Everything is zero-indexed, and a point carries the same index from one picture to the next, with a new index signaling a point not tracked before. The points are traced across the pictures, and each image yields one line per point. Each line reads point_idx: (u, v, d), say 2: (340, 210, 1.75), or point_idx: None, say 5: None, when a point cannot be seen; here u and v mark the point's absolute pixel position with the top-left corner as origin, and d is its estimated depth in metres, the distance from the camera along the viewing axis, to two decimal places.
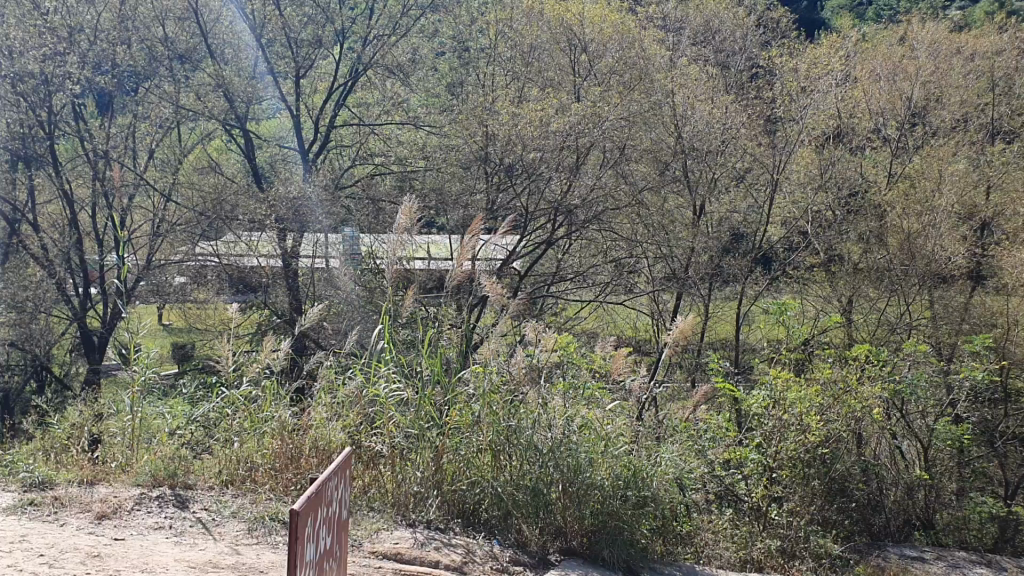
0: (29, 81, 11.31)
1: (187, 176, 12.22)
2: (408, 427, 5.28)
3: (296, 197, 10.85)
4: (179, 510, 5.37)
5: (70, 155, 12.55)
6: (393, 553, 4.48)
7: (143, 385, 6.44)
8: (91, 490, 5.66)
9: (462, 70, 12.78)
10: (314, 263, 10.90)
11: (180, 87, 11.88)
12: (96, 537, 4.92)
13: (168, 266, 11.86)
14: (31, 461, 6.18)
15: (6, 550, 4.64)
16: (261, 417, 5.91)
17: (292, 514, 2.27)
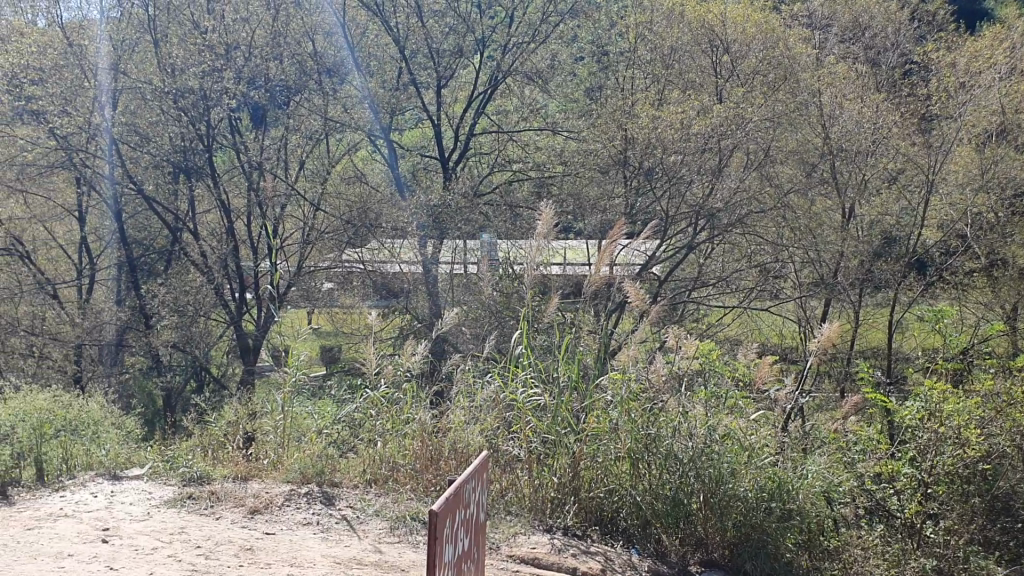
0: (188, 97, 11.91)
1: (335, 185, 12.64)
2: (545, 432, 5.28)
3: (436, 204, 11.20)
4: (326, 506, 5.55)
5: (227, 166, 13.27)
6: (531, 557, 4.51)
7: (294, 385, 6.76)
8: (244, 486, 5.94)
9: (602, 75, 12.65)
10: (453, 268, 11.07)
11: (328, 100, 12.59)
12: (249, 531, 5.16)
13: (317, 272, 12.43)
14: (190, 456, 6.51)
15: (168, 542, 4.95)
16: (403, 419, 5.99)
17: (431, 514, 2.28)
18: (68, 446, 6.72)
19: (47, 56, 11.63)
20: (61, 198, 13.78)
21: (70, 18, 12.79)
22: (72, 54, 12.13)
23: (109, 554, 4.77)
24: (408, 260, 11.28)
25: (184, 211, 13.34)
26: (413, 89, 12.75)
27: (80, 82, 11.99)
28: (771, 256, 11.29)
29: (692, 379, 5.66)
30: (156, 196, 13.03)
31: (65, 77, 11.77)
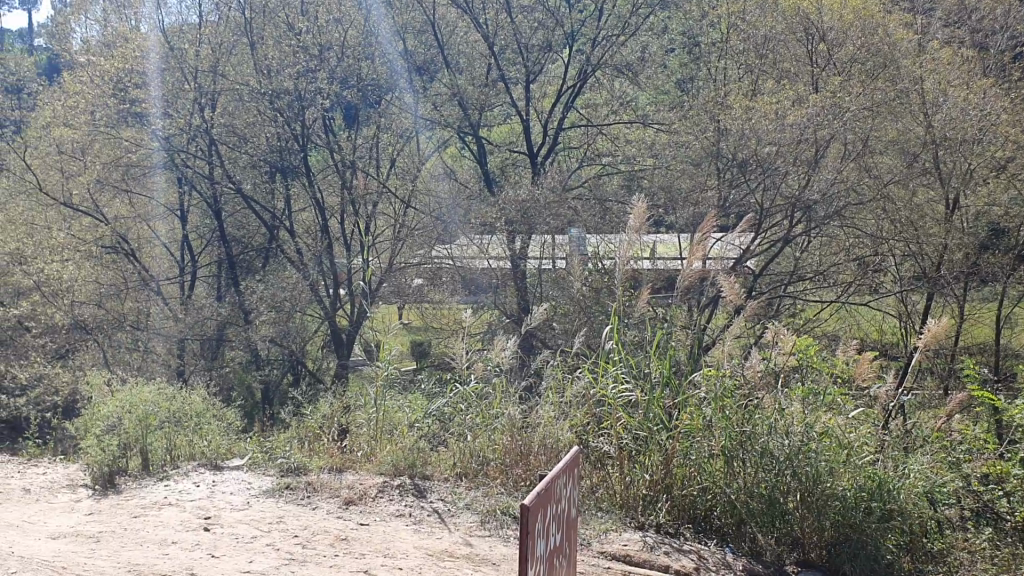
0: (284, 98, 12.18)
1: (426, 183, 12.75)
2: (637, 429, 5.22)
3: (524, 200, 11.01)
4: (418, 499, 5.63)
5: (322, 165, 13.46)
6: (623, 555, 4.50)
7: (386, 379, 6.96)
8: (339, 477, 6.06)
9: (693, 65, 12.41)
10: (542, 264, 11.03)
11: (418, 98, 12.89)
12: (344, 521, 5.28)
13: (407, 270, 12.33)
14: (287, 447, 6.68)
15: (266, 531, 5.11)
16: (493, 413, 6.01)
17: (522, 510, 2.27)
18: (172, 437, 6.95)
19: (149, 60, 12.57)
20: (165, 198, 14.25)
21: (172, 22, 13.24)
22: (174, 58, 12.63)
23: (211, 542, 4.95)
24: (497, 257, 11.33)
25: (280, 209, 13.60)
26: (502, 85, 12.74)
27: (181, 85, 12.68)
28: (870, 249, 10.87)
29: (788, 377, 5.51)
30: (253, 195, 13.29)
31: (167, 81, 12.63)
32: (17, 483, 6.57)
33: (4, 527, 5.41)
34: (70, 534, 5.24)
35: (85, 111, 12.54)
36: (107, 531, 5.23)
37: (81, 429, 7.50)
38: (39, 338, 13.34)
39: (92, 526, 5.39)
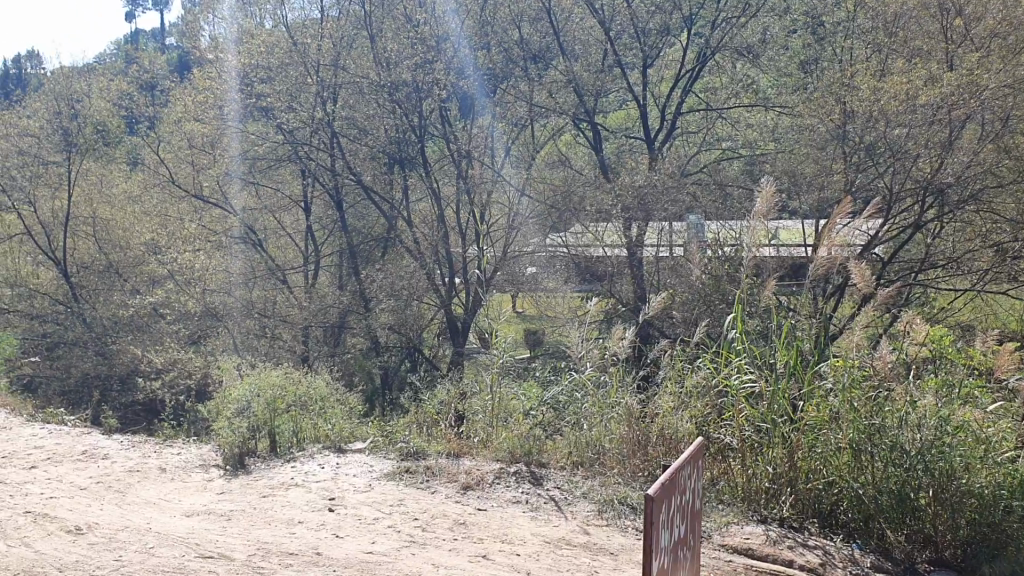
0: (403, 89, 12.22)
1: (540, 171, 12.82)
2: (760, 420, 5.11)
3: (642, 185, 10.90)
4: (535, 486, 5.66)
5: (438, 156, 13.43)
6: (745, 548, 4.45)
7: (501, 367, 7.05)
8: (457, 462, 6.14)
9: (818, 46, 11.87)
10: (660, 251, 10.91)
11: (534, 85, 12.63)
12: (463, 505, 5.37)
13: (522, 256, 12.53)
14: (407, 433, 6.82)
15: (388, 513, 5.25)
16: (610, 402, 5.95)
17: (647, 500, 2.24)
18: (298, 420, 7.16)
19: (275, 55, 12.75)
20: (291, 190, 14.74)
21: (295, 17, 13.60)
22: (299, 52, 12.80)
23: (335, 522, 5.11)
24: (612, 244, 11.32)
25: (398, 199, 13.47)
26: (619, 71, 12.81)
27: (304, 79, 12.74)
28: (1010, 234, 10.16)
29: (920, 367, 5.38)
30: (373, 186, 13.29)
31: (290, 75, 12.69)
32: (155, 462, 6.90)
33: (143, 504, 5.69)
34: (204, 512, 5.47)
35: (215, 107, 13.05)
36: (237, 510, 5.45)
37: (212, 411, 7.82)
38: (173, 325, 14.00)
39: (223, 504, 5.63)
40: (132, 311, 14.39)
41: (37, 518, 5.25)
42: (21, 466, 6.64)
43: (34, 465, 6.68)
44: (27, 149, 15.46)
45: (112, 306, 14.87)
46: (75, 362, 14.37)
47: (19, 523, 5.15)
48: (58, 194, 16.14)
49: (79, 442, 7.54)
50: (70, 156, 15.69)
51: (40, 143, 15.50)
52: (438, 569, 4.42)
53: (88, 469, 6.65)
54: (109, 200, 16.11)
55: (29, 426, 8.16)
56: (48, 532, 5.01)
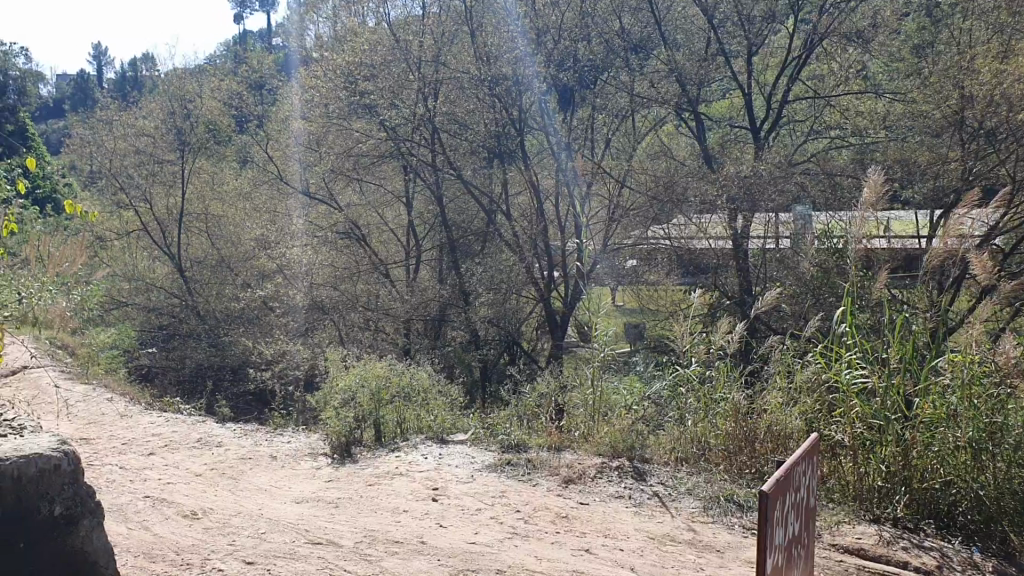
0: (504, 83, 12.19)
1: (641, 163, 12.63)
2: (872, 416, 4.89)
3: (748, 175, 10.91)
4: (638, 481, 5.62)
5: (538, 149, 13.30)
6: (857, 548, 4.36)
7: (602, 361, 6.96)
8: (559, 455, 6.14)
9: (934, 29, 11.50)
10: (766, 244, 11.11)
11: (635, 76, 12.50)
12: (565, 499, 5.36)
13: (623, 249, 12.23)
14: (508, 425, 6.85)
15: (490, 504, 5.29)
16: (716, 398, 5.85)
17: (762, 496, 2.19)
18: (402, 411, 7.26)
19: (377, 53, 12.75)
20: (392, 185, 14.90)
21: (397, 15, 13.50)
22: (400, 49, 12.76)
23: (439, 512, 5.18)
24: (718, 236, 11.45)
25: (498, 193, 13.50)
26: (722, 59, 12.50)
27: (406, 76, 12.72)
28: None
29: None
30: (473, 180, 13.38)
31: (392, 73, 12.66)
32: (266, 450, 7.12)
33: (255, 490, 5.88)
34: (313, 499, 5.61)
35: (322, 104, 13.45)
36: (345, 498, 5.57)
37: (319, 401, 8.01)
38: (282, 318, 14.39)
39: (330, 492, 5.77)
40: (244, 305, 14.92)
41: (157, 502, 5.49)
42: (140, 453, 6.93)
43: (152, 452, 6.97)
44: (144, 149, 16.17)
45: (225, 300, 15.51)
46: (188, 354, 14.89)
47: (140, 507, 5.38)
48: (172, 191, 16.77)
49: (195, 430, 7.83)
50: (184, 155, 16.24)
51: (156, 142, 16.20)
52: (542, 561, 4.43)
53: (203, 455, 6.90)
54: (221, 197, 16.70)
55: (148, 414, 8.52)
56: (167, 516, 5.22)
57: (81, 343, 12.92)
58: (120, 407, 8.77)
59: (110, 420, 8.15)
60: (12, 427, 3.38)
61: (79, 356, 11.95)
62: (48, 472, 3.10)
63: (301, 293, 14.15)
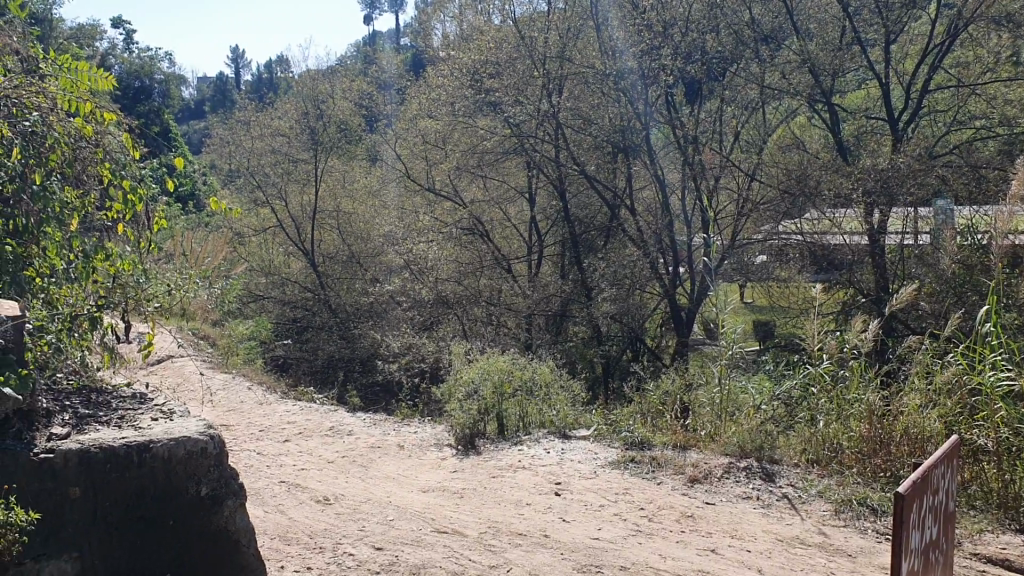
0: (628, 78, 12.35)
1: (772, 155, 12.30)
2: (1018, 422, 4.79)
3: (885, 168, 10.63)
4: (767, 483, 5.50)
5: (664, 142, 13.07)
6: (1001, 558, 4.19)
7: (729, 359, 6.78)
8: (684, 455, 6.05)
9: None
10: (904, 239, 10.81)
11: (766, 67, 12.11)
12: (690, 499, 5.29)
13: (752, 245, 12.08)
14: (632, 422, 6.79)
15: (614, 501, 5.27)
16: (850, 399, 5.73)
17: (897, 497, 2.09)
18: (524, 405, 7.32)
19: (503, 50, 12.86)
20: (516, 180, 14.91)
21: (523, 12, 13.44)
22: (524, 46, 12.83)
23: (562, 507, 5.19)
24: (854, 232, 11.15)
25: (623, 187, 13.37)
26: (858, 48, 12.03)
27: (531, 72, 12.85)
28: None
29: None
30: (597, 175, 13.33)
31: (517, 70, 12.79)
32: (394, 439, 7.30)
33: (384, 478, 6.05)
34: (439, 488, 5.72)
35: (447, 103, 13.75)
36: (470, 489, 5.65)
37: (444, 393, 8.14)
38: (409, 312, 14.67)
39: (455, 482, 5.87)
40: (373, 299, 15.36)
41: (292, 487, 5.71)
42: (276, 439, 7.22)
43: (287, 439, 7.25)
44: (280, 149, 16.84)
45: (356, 293, 16.07)
46: (321, 345, 15.45)
47: (276, 491, 5.61)
48: (306, 189, 17.29)
49: (327, 418, 8.09)
50: (317, 154, 16.76)
51: (291, 142, 16.80)
52: (666, 560, 4.39)
53: (335, 444, 7.13)
54: (351, 194, 17.16)
55: (284, 403, 8.86)
56: (300, 501, 5.43)
57: (222, 334, 13.55)
58: (258, 396, 9.14)
59: (249, 408, 8.51)
60: (163, 411, 3.58)
61: (220, 346, 12.53)
62: (196, 455, 3.25)
63: (427, 289, 14.23)
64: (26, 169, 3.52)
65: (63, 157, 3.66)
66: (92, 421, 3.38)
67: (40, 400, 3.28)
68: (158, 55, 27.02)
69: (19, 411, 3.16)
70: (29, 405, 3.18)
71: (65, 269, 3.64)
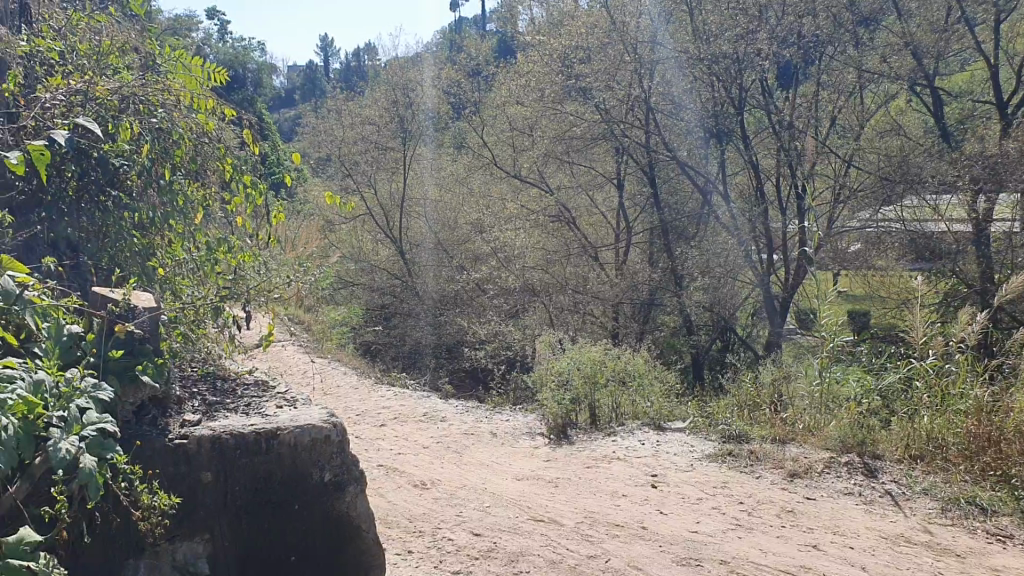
0: (723, 62, 11.93)
1: (871, 141, 11.96)
2: None
3: (991, 154, 10.39)
4: (869, 478, 5.38)
5: (756, 127, 12.86)
6: None
7: (831, 351, 6.57)
8: (783, 448, 5.95)
9: None
10: (1010, 227, 10.63)
11: (864, 51, 11.80)
12: (791, 493, 5.22)
13: (847, 233, 11.71)
14: (728, 415, 6.72)
15: (711, 494, 5.22)
16: (954, 394, 5.57)
17: None
18: (617, 396, 7.30)
19: (594, 35, 12.44)
20: (603, 167, 14.63)
21: None
22: (615, 31, 12.37)
23: (659, 499, 5.17)
24: (956, 219, 11.10)
25: (715, 173, 13.16)
26: (963, 28, 11.52)
27: (622, 57, 12.51)
28: None
29: None
30: (689, 161, 13.16)
31: (609, 55, 12.48)
32: (487, 426, 7.38)
33: (479, 464, 6.11)
34: (533, 477, 5.76)
35: (536, 90, 13.50)
36: (564, 478, 5.68)
37: (535, 381, 8.17)
38: (495, 299, 14.75)
39: (550, 471, 5.90)
40: (460, 286, 15.48)
41: (389, 471, 5.82)
42: (372, 424, 7.37)
43: (383, 423, 7.40)
44: (370, 137, 16.87)
45: (442, 281, 16.19)
46: (409, 331, 15.65)
47: (376, 475, 5.74)
48: (395, 177, 17.46)
49: (420, 404, 8.21)
50: (405, 142, 16.90)
51: (380, 130, 16.87)
52: (766, 555, 4.33)
53: (429, 429, 7.23)
54: (439, 181, 17.46)
55: (379, 388, 9.03)
56: (399, 485, 5.53)
57: (315, 320, 13.83)
58: (354, 381, 9.34)
59: (346, 393, 8.71)
60: (286, 399, 3.69)
61: (314, 331, 12.81)
62: (320, 442, 3.35)
63: (514, 276, 14.32)
64: (152, 163, 3.81)
65: (187, 152, 3.94)
66: (220, 408, 3.51)
67: (172, 387, 3.42)
68: (251, 45, 27.68)
69: (154, 398, 3.30)
70: (163, 393, 3.32)
71: (185, 260, 3.89)
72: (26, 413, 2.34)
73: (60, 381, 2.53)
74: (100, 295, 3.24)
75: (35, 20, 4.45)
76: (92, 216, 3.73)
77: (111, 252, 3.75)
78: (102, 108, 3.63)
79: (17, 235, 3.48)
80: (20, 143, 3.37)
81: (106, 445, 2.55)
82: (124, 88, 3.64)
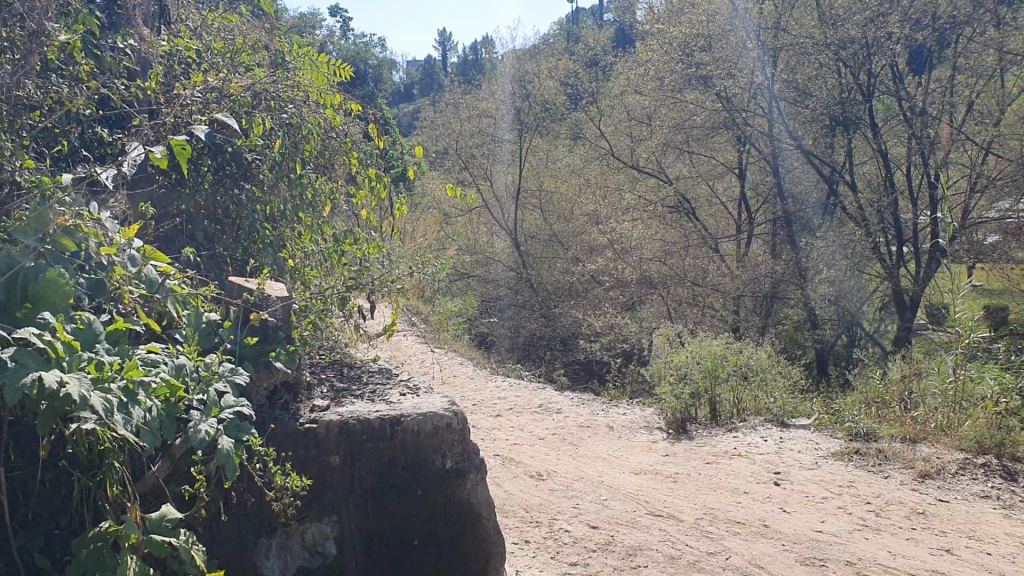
0: (851, 47, 11.53)
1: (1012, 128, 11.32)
2: None
3: None
4: (1008, 482, 5.11)
5: (886, 114, 12.31)
6: None
7: (965, 348, 6.34)
8: (914, 448, 5.70)
9: None
10: None
11: (1007, 31, 11.04)
12: (922, 495, 5.00)
13: (984, 224, 11.42)
14: (855, 412, 6.49)
15: (837, 493, 5.06)
16: None
17: None
18: (738, 391, 7.15)
19: (715, 22, 12.39)
20: (723, 156, 14.21)
21: None
22: (741, 19, 12.39)
23: (781, 497, 5.04)
24: None
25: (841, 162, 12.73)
26: None
27: (744, 45, 12.38)
28: None
29: None
30: (814, 150, 12.76)
31: (730, 42, 12.38)
32: (603, 419, 7.34)
33: (595, 457, 6.09)
34: (651, 471, 5.70)
35: (655, 78, 13.28)
36: (683, 473, 5.60)
37: (652, 374, 8.08)
38: (611, 291, 14.67)
39: (669, 466, 5.83)
40: (575, 278, 15.46)
41: (506, 461, 5.86)
42: (489, 414, 7.44)
43: (500, 413, 7.46)
44: (486, 130, 17.21)
45: (557, 273, 16.20)
46: (524, 323, 15.92)
47: (493, 463, 5.80)
48: (512, 169, 17.58)
49: (536, 396, 8.24)
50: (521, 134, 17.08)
51: (496, 124, 17.17)
52: (895, 557, 4.18)
53: (545, 421, 7.26)
54: (554, 173, 17.33)
55: (495, 378, 9.10)
56: (515, 474, 5.57)
57: (433, 310, 14.07)
58: (472, 371, 9.45)
59: (463, 383, 8.82)
60: (409, 387, 3.77)
61: (432, 321, 13.05)
62: (441, 429, 3.41)
63: (631, 268, 14.22)
64: (282, 157, 3.95)
65: (315, 146, 4.09)
66: (347, 394, 3.60)
67: (303, 373, 3.53)
68: (374, 42, 28.24)
69: (286, 383, 3.40)
70: (294, 378, 3.42)
71: (313, 252, 4.07)
72: (168, 396, 2.46)
73: (199, 366, 2.64)
74: (235, 284, 3.39)
75: (176, 20, 4.73)
76: (224, 211, 3.85)
77: (245, 244, 3.86)
78: (236, 104, 3.74)
79: (159, 227, 3.65)
80: (161, 136, 3.53)
81: (242, 427, 2.66)
82: (256, 85, 3.77)
